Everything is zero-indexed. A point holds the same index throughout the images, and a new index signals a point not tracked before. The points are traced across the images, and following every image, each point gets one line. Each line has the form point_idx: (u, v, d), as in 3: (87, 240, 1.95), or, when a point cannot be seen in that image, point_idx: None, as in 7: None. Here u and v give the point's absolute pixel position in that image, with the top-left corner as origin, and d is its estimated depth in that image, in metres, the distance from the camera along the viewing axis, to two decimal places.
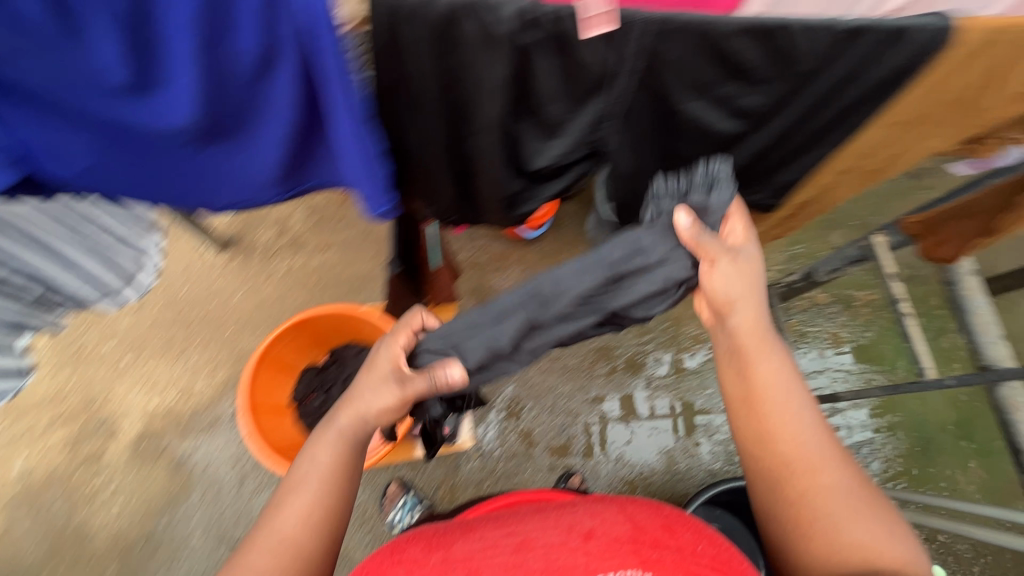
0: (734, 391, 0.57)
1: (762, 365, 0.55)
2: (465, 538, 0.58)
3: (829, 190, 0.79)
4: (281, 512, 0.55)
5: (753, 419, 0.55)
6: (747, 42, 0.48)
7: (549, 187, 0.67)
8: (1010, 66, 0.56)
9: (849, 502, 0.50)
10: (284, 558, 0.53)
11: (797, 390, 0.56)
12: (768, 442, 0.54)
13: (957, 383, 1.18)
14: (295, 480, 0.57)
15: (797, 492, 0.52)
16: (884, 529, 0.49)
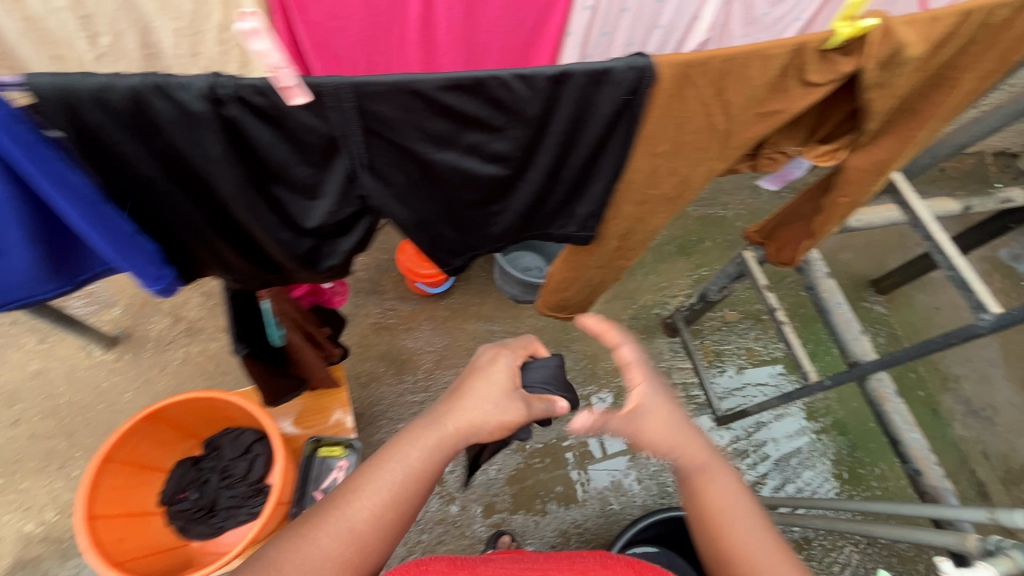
0: (693, 507, 0.63)
1: (712, 484, 0.62)
2: (487, 564, 0.60)
3: (640, 221, 0.83)
4: (357, 505, 0.53)
5: (709, 531, 0.61)
6: (459, 96, 0.52)
7: (344, 242, 0.68)
8: (727, 94, 0.62)
9: None
10: (348, 550, 0.51)
11: (750, 510, 0.62)
12: (725, 552, 0.59)
13: (832, 382, 1.23)
14: (374, 473, 0.55)
15: None
16: None
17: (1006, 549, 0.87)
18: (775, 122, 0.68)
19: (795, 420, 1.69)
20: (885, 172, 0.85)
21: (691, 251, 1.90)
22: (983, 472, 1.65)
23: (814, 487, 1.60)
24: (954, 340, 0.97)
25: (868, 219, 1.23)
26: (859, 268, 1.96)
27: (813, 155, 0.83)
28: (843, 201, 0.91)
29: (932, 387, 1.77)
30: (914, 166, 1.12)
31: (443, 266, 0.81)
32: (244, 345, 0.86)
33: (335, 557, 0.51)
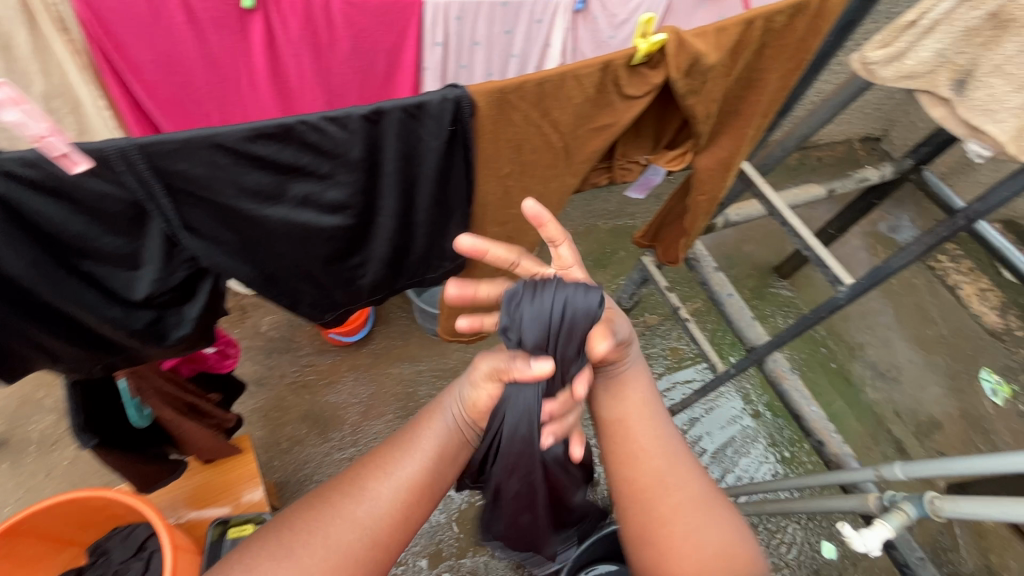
0: (618, 448, 0.58)
1: (631, 397, 0.60)
2: None
3: (512, 240, 0.84)
4: (366, 491, 0.55)
5: (626, 445, 0.58)
6: (266, 144, 0.51)
7: (189, 310, 0.64)
8: (552, 113, 0.66)
9: (696, 510, 0.55)
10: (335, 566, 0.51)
11: (659, 416, 0.61)
12: (638, 467, 0.57)
13: (735, 369, 1.29)
14: (393, 451, 0.59)
15: (663, 517, 0.55)
16: (728, 530, 0.55)
17: (898, 503, 0.92)
18: (610, 134, 0.73)
19: (726, 410, 1.74)
20: (732, 167, 0.91)
21: (607, 263, 1.95)
22: (898, 430, 1.76)
23: (752, 472, 1.65)
24: (822, 313, 1.04)
25: (745, 212, 1.30)
26: (761, 257, 2.08)
27: (665, 160, 0.89)
28: (703, 199, 0.95)
29: (841, 357, 1.89)
30: (769, 159, 1.21)
31: (317, 323, 0.78)
32: (95, 436, 0.79)
33: (347, 536, 0.53)
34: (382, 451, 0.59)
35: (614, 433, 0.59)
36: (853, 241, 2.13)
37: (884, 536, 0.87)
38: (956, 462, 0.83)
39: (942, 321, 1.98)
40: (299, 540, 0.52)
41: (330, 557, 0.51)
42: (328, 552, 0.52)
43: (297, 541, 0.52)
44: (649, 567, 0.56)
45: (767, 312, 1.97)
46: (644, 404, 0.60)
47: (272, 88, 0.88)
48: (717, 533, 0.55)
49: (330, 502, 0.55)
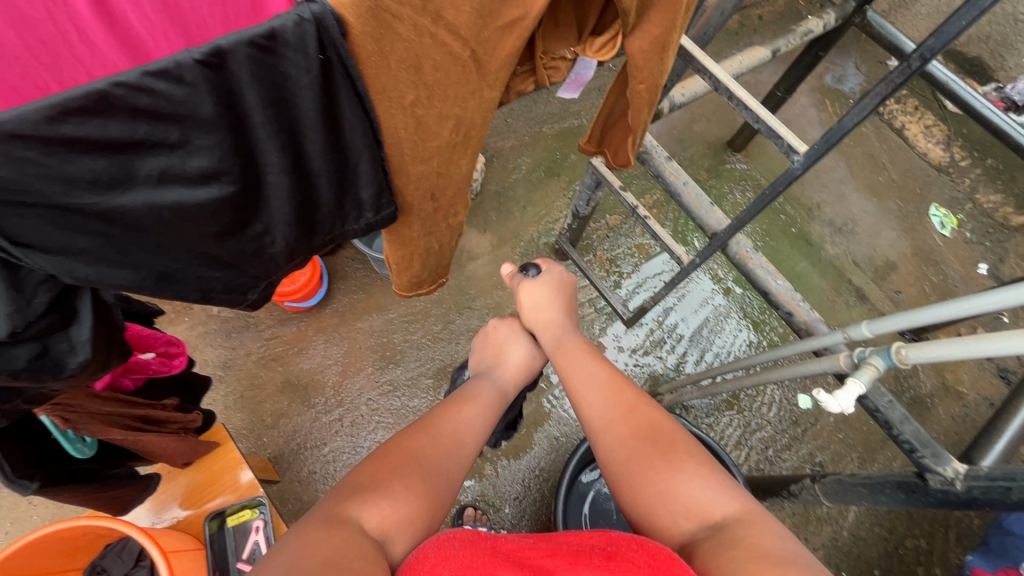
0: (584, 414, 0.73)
1: (570, 369, 0.80)
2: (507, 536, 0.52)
3: (441, 175, 0.75)
4: (465, 431, 0.73)
5: (582, 403, 0.74)
6: (82, 120, 0.42)
7: (77, 330, 0.54)
8: (446, 16, 0.55)
9: (647, 452, 0.64)
10: (448, 477, 0.66)
11: (604, 380, 0.75)
12: (591, 422, 0.72)
13: (699, 259, 1.26)
14: (472, 409, 0.77)
15: (620, 459, 0.65)
16: (693, 476, 0.60)
17: (867, 358, 0.94)
18: (522, 31, 0.62)
19: (698, 293, 1.76)
20: (668, 47, 0.80)
21: (559, 170, 1.85)
22: (858, 279, 1.82)
23: (729, 347, 1.71)
24: (779, 188, 1.00)
25: (690, 91, 1.21)
26: (714, 133, 2.01)
27: (592, 50, 0.79)
28: (643, 88, 0.86)
29: (800, 220, 1.89)
30: (708, 28, 1.10)
31: (240, 305, 0.71)
32: (33, 479, 0.73)
33: (455, 466, 0.68)
34: (455, 404, 0.77)
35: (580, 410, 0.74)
36: (802, 100, 2.06)
37: (857, 393, 0.90)
38: (918, 313, 0.84)
39: (892, 165, 1.98)
40: (429, 465, 0.65)
41: (450, 479, 0.66)
42: (450, 474, 0.66)
43: (427, 465, 0.64)
44: (633, 510, 0.63)
45: (726, 190, 1.94)
46: (596, 375, 0.76)
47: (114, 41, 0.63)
48: (698, 471, 0.61)
49: (434, 434, 0.69)
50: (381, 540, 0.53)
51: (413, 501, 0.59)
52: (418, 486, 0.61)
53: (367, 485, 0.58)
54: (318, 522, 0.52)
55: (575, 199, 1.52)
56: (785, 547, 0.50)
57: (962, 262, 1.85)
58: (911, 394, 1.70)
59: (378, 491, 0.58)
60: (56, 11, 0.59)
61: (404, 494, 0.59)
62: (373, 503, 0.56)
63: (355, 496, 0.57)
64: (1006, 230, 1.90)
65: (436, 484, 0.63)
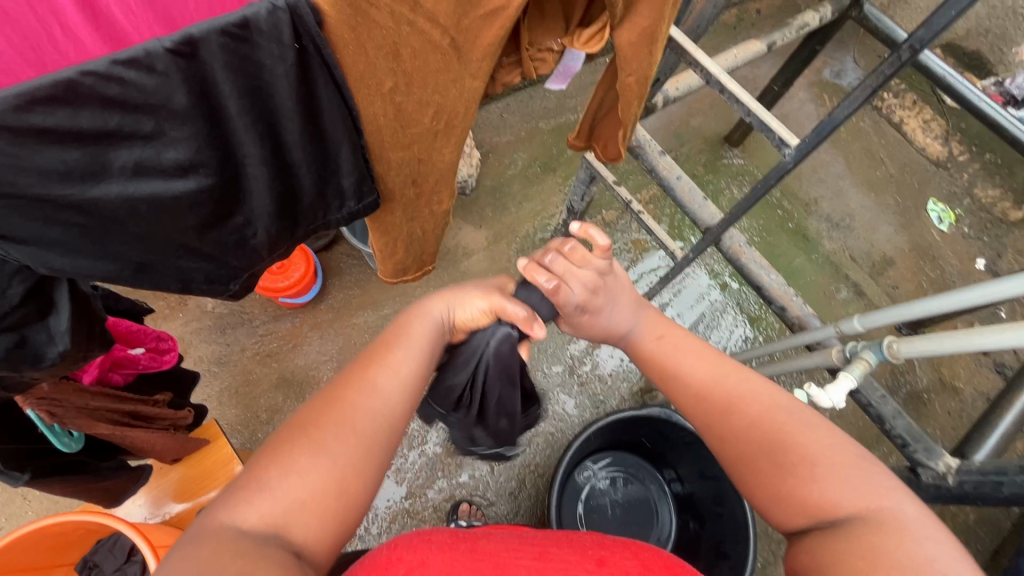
0: (687, 392, 0.67)
1: (669, 354, 0.71)
2: (491, 536, 0.52)
3: (423, 161, 0.74)
4: (377, 375, 0.61)
5: (684, 386, 0.67)
6: (50, 110, 0.42)
7: (56, 320, 0.54)
8: (424, 4, 0.54)
9: (782, 444, 0.58)
10: (361, 442, 0.57)
11: (710, 359, 0.69)
12: (706, 401, 0.65)
13: (692, 254, 1.25)
14: (392, 351, 0.64)
15: (746, 448, 0.60)
16: (845, 472, 0.55)
17: (860, 353, 0.93)
18: (504, 21, 0.61)
19: (694, 288, 1.75)
20: (657, 39, 0.79)
21: (555, 165, 1.85)
22: (855, 274, 1.82)
23: (724, 342, 1.70)
24: (771, 182, 0.99)
25: (684, 85, 1.20)
26: (711, 128, 1.99)
27: (581, 42, 0.78)
28: (632, 80, 0.85)
29: (797, 215, 1.88)
30: (701, 21, 1.09)
31: (222, 295, 0.71)
32: (25, 470, 0.73)
33: (365, 421, 0.58)
34: (381, 351, 0.64)
35: (689, 394, 0.67)
36: (800, 95, 2.05)
37: (848, 387, 0.89)
38: (912, 307, 0.84)
39: (889, 159, 1.97)
40: (326, 438, 0.55)
41: (357, 444, 0.56)
42: (375, 445, 0.57)
43: (326, 436, 0.55)
44: (767, 506, 0.58)
45: (722, 185, 1.93)
46: (701, 356, 0.69)
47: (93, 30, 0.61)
48: (830, 455, 0.56)
49: (344, 398, 0.59)
50: (257, 538, 0.47)
51: (303, 485, 0.52)
52: (313, 467, 0.53)
53: (250, 481, 0.51)
54: (192, 537, 0.46)
55: (570, 194, 1.50)
56: (927, 555, 0.47)
57: (959, 257, 1.85)
58: (907, 389, 1.70)
59: (262, 485, 0.51)
60: (37, 5, 0.56)
61: (296, 485, 0.52)
62: (249, 500, 0.50)
63: (237, 492, 0.51)
64: (1004, 225, 1.89)
65: (334, 460, 0.54)
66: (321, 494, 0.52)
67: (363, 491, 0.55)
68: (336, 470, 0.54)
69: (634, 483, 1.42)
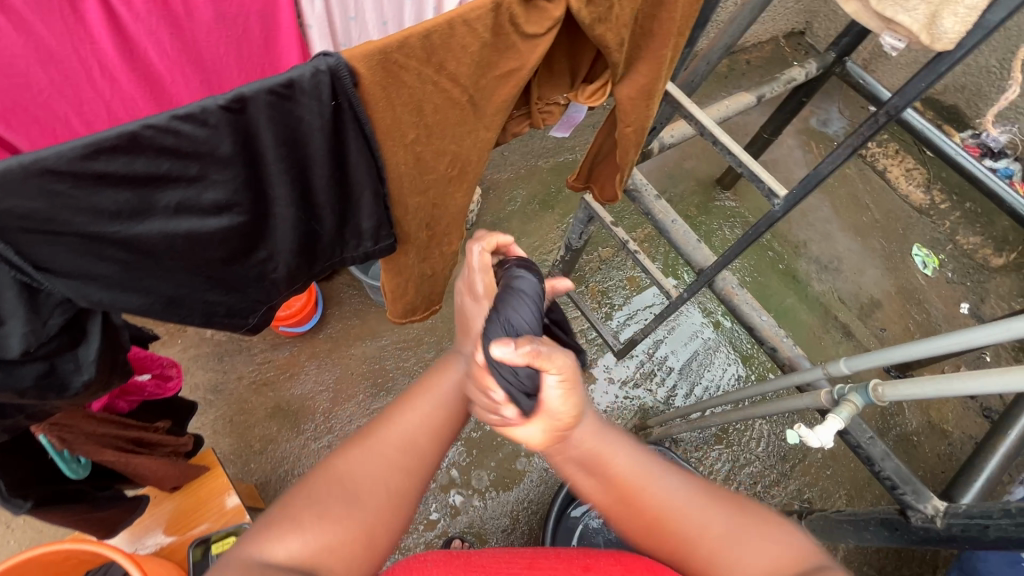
0: (630, 506, 0.57)
1: (615, 459, 0.58)
2: (484, 551, 0.54)
3: (437, 206, 0.79)
4: (406, 419, 0.62)
5: (632, 506, 0.57)
6: (111, 157, 0.45)
7: (85, 350, 0.57)
8: (448, 66, 0.60)
9: (716, 536, 0.54)
10: (386, 487, 0.57)
11: (644, 459, 0.59)
12: (644, 514, 0.57)
13: (686, 294, 1.30)
14: (420, 395, 0.64)
15: (684, 548, 0.55)
16: (772, 545, 0.53)
17: (847, 395, 0.96)
18: (518, 79, 0.67)
19: (688, 326, 1.79)
20: (654, 95, 0.86)
21: (553, 203, 1.91)
22: (844, 316, 1.87)
23: (717, 380, 1.73)
24: (762, 228, 1.05)
25: (679, 134, 1.28)
26: (703, 171, 2.08)
27: (584, 96, 0.85)
28: (629, 131, 0.91)
29: (787, 257, 1.95)
30: (695, 76, 1.16)
31: (241, 329, 0.74)
32: (28, 498, 0.73)
33: (396, 468, 0.58)
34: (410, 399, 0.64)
35: (626, 507, 0.57)
36: (788, 142, 2.15)
37: (836, 429, 0.92)
38: (896, 351, 0.88)
39: (874, 206, 2.05)
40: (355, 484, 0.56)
41: (390, 491, 0.57)
42: (398, 489, 0.58)
43: (358, 485, 0.56)
44: None
45: (714, 227, 2.01)
46: (629, 458, 0.59)
47: (133, 75, 0.67)
48: (747, 539, 0.54)
49: (371, 444, 0.59)
50: (294, 572, 0.47)
51: (335, 529, 0.52)
52: (348, 508, 0.54)
53: (279, 517, 0.52)
54: (221, 566, 0.47)
55: (568, 232, 1.55)
56: None
57: (943, 301, 1.91)
58: (896, 431, 1.72)
59: (293, 520, 0.52)
60: (82, 49, 0.64)
61: (326, 528, 0.52)
62: (281, 536, 0.50)
63: (270, 525, 0.51)
64: (985, 271, 1.96)
65: (364, 504, 0.55)
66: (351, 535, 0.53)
67: (391, 523, 0.57)
68: (368, 514, 0.55)
69: None
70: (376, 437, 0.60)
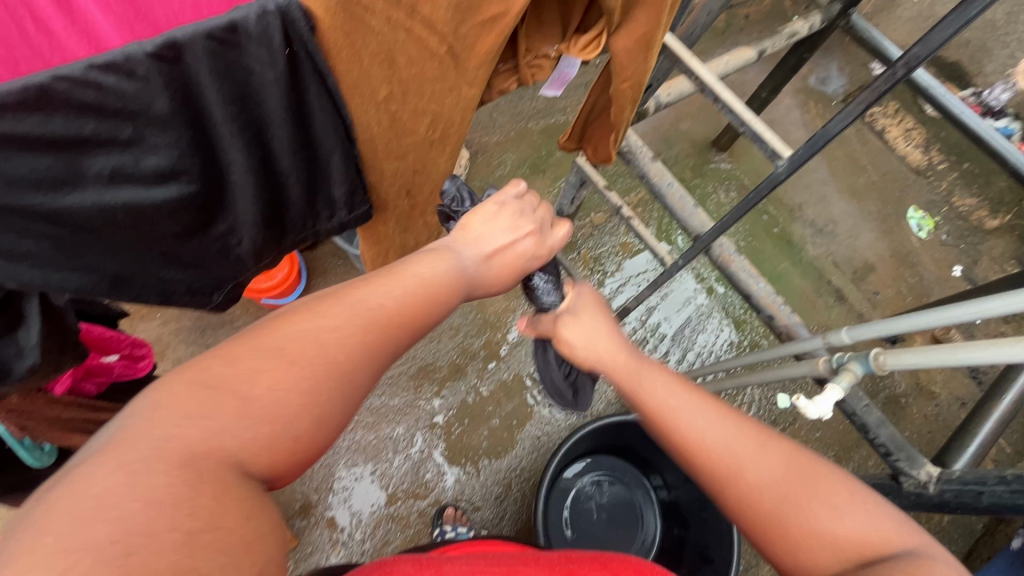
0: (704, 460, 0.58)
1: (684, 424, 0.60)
2: (456, 561, 0.49)
3: (417, 172, 0.73)
4: (368, 292, 0.55)
5: (708, 468, 0.58)
6: (24, 117, 0.42)
7: (26, 334, 0.53)
8: (421, 11, 0.53)
9: (812, 498, 0.53)
10: (331, 362, 0.50)
11: (705, 412, 0.60)
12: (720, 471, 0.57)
13: (682, 261, 1.25)
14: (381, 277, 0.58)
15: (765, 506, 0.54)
16: (870, 508, 0.52)
17: (846, 364, 0.94)
18: (502, 28, 0.58)
19: (681, 292, 1.76)
20: (653, 47, 0.78)
21: (545, 166, 1.83)
22: (837, 280, 1.84)
23: (710, 346, 1.71)
24: (764, 192, 0.99)
25: (676, 91, 1.20)
26: (699, 132, 2.00)
27: (576, 49, 0.77)
28: (625, 87, 0.84)
29: (783, 221, 1.90)
30: (695, 28, 1.08)
31: (205, 306, 0.71)
32: None
33: (351, 340, 0.52)
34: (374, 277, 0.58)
35: (702, 463, 0.58)
36: (786, 101, 2.07)
37: (835, 399, 0.89)
38: (905, 320, 0.84)
39: (872, 167, 1.99)
40: (311, 357, 0.49)
41: (337, 364, 0.50)
42: (347, 363, 0.51)
43: (299, 353, 0.49)
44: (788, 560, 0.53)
45: (709, 189, 1.94)
46: (692, 415, 0.61)
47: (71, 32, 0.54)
48: (846, 507, 0.52)
49: (323, 314, 0.52)
50: (211, 455, 0.41)
51: (262, 400, 0.46)
52: (287, 382, 0.47)
53: (211, 382, 0.45)
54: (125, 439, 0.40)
55: (559, 197, 1.48)
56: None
57: (937, 264, 1.89)
58: (886, 393, 1.73)
59: (225, 392, 0.45)
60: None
61: (256, 398, 0.45)
62: (200, 412, 0.43)
63: (185, 394, 0.43)
64: (980, 233, 1.93)
65: (319, 377, 0.49)
66: (295, 413, 0.47)
67: (335, 400, 0.50)
68: (309, 389, 0.48)
69: (619, 485, 1.41)
70: (328, 304, 0.53)
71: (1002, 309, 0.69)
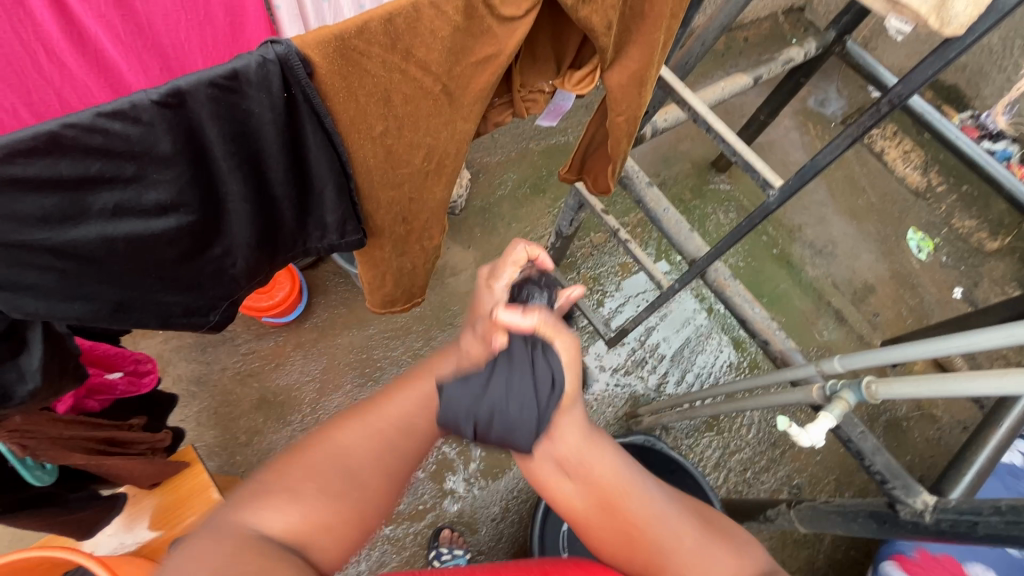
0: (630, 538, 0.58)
1: (633, 502, 0.59)
2: None
3: (414, 201, 0.75)
4: (410, 398, 0.60)
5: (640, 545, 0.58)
6: (34, 163, 0.43)
7: (27, 359, 0.55)
8: (416, 54, 0.56)
9: None
10: (374, 463, 0.56)
11: (649, 492, 0.60)
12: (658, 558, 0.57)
13: (678, 285, 1.25)
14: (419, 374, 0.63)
15: None
16: None
17: (840, 392, 0.94)
18: (496, 67, 0.63)
19: (680, 313, 1.76)
20: (646, 81, 0.81)
21: (545, 186, 1.86)
22: (837, 302, 1.85)
23: (710, 366, 1.72)
24: (757, 221, 1.00)
25: (672, 118, 1.22)
26: (698, 153, 2.02)
27: (571, 83, 0.80)
28: (621, 120, 0.85)
29: (782, 242, 1.91)
30: (689, 58, 1.10)
31: (202, 326, 0.72)
32: None
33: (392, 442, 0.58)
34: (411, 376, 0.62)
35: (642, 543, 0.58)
36: (785, 123, 2.09)
37: (828, 427, 0.89)
38: (899, 350, 0.84)
39: (870, 189, 2.01)
40: (354, 460, 0.55)
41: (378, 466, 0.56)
42: (387, 464, 0.57)
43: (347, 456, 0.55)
44: None
45: (709, 210, 1.96)
46: (639, 493, 0.60)
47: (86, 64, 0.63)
48: None
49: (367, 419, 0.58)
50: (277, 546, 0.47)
51: (320, 502, 0.52)
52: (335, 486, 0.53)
53: (276, 483, 0.52)
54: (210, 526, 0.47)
55: (558, 218, 1.50)
56: None
57: (937, 286, 1.89)
58: (887, 416, 1.72)
59: (285, 489, 0.52)
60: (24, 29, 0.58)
61: (313, 500, 0.52)
62: (268, 506, 0.50)
63: (257, 493, 0.51)
64: (980, 256, 1.94)
65: (363, 477, 0.55)
66: (339, 513, 0.52)
67: (377, 498, 0.55)
68: (354, 493, 0.54)
69: None
70: (373, 412, 0.59)
71: (993, 342, 0.70)
